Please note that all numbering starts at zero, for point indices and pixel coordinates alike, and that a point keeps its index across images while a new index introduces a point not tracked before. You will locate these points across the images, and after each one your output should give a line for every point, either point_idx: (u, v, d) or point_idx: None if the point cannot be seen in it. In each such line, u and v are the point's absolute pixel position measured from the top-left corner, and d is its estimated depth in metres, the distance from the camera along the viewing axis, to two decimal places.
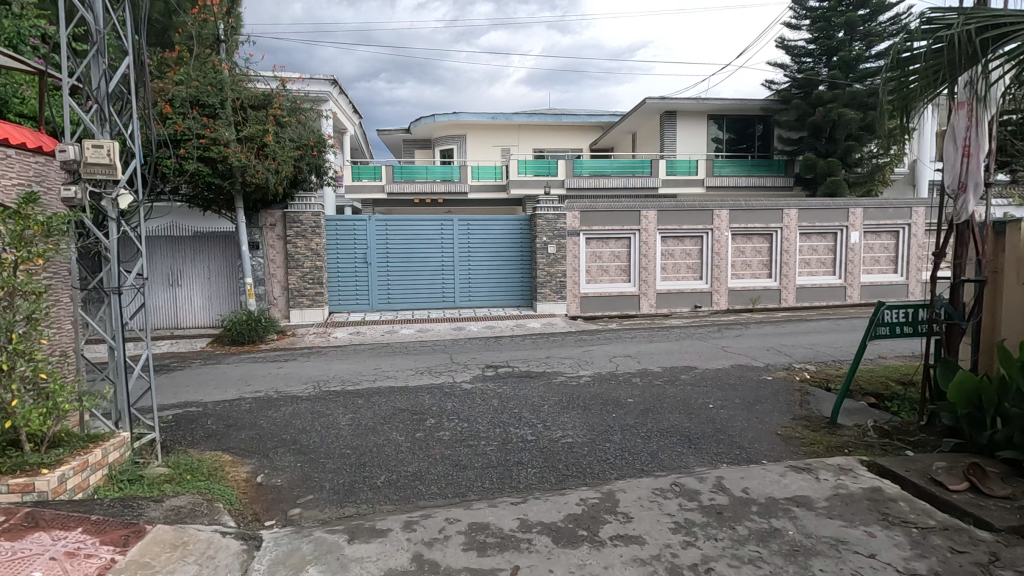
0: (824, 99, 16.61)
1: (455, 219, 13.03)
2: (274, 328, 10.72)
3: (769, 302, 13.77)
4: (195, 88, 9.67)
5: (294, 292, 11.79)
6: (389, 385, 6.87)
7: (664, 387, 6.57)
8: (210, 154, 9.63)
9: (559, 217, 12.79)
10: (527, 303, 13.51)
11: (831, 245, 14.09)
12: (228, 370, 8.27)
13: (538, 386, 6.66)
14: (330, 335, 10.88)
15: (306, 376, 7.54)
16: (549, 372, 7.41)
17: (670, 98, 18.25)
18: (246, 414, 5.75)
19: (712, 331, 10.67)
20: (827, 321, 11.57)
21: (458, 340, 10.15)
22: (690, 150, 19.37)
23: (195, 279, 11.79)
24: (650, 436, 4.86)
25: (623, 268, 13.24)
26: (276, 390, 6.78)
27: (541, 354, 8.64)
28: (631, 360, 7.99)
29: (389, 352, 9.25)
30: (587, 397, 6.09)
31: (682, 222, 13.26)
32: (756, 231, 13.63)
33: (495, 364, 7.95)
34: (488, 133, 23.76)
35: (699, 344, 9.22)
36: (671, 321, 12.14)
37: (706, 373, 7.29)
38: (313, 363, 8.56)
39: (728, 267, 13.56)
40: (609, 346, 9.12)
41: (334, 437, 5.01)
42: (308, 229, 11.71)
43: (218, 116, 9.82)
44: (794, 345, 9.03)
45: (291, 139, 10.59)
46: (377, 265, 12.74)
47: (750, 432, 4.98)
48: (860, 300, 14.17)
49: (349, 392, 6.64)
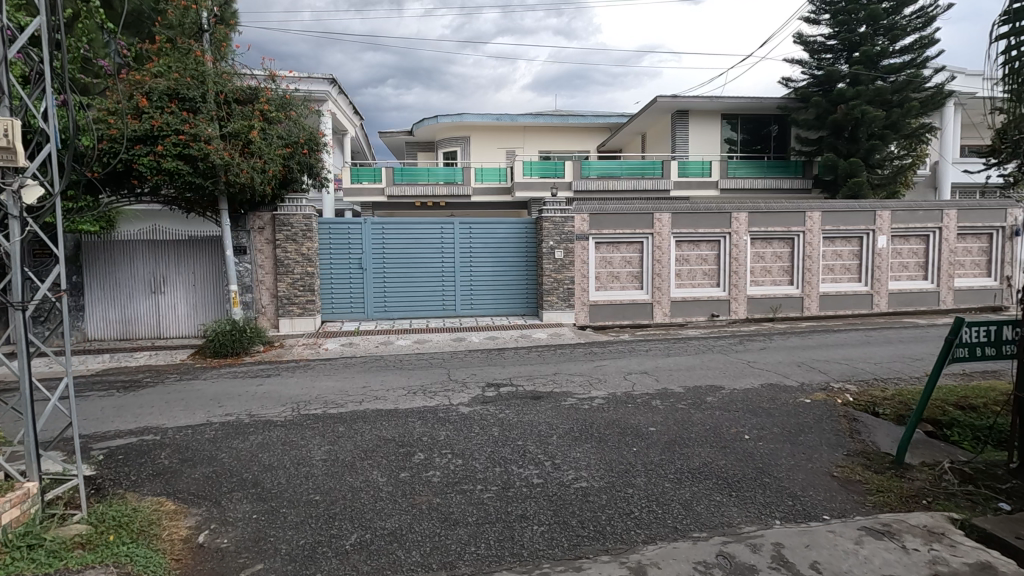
0: (846, 96, 15.74)
1: (455, 221, 12.26)
2: (260, 338, 9.99)
3: (791, 310, 12.90)
4: (174, 80, 8.93)
5: (283, 300, 11.02)
6: (377, 408, 6.08)
7: (688, 413, 5.75)
8: (189, 151, 8.87)
9: (566, 219, 12.00)
10: (532, 310, 12.72)
11: (856, 250, 13.25)
12: (203, 387, 7.51)
13: (545, 410, 5.84)
14: (320, 346, 10.12)
15: (286, 396, 6.75)
16: (558, 393, 6.60)
17: (681, 95, 17.44)
18: (207, 446, 4.96)
19: (734, 342, 9.84)
20: (856, 332, 10.72)
21: (458, 353, 9.38)
22: (704, 150, 18.53)
23: (179, 286, 11.08)
24: (681, 479, 4.05)
25: (634, 274, 12.44)
26: (249, 414, 6.01)
27: (548, 369, 7.82)
28: (648, 379, 7.16)
29: (382, 367, 8.46)
30: (602, 425, 5.28)
31: (698, 226, 12.44)
32: (776, 234, 12.81)
33: (498, 382, 7.15)
34: (491, 135, 23.02)
35: (722, 358, 8.38)
36: (687, 332, 11.31)
37: (735, 394, 6.45)
38: (297, 379, 7.77)
39: (747, 273, 12.72)
40: (622, 361, 8.31)
41: (303, 477, 4.22)
42: (299, 233, 10.98)
43: (199, 111, 9.09)
44: (827, 360, 8.19)
45: (279, 136, 9.89)
46: (373, 271, 11.98)
47: (800, 474, 4.16)
48: (888, 309, 13.28)
49: (329, 416, 5.84)
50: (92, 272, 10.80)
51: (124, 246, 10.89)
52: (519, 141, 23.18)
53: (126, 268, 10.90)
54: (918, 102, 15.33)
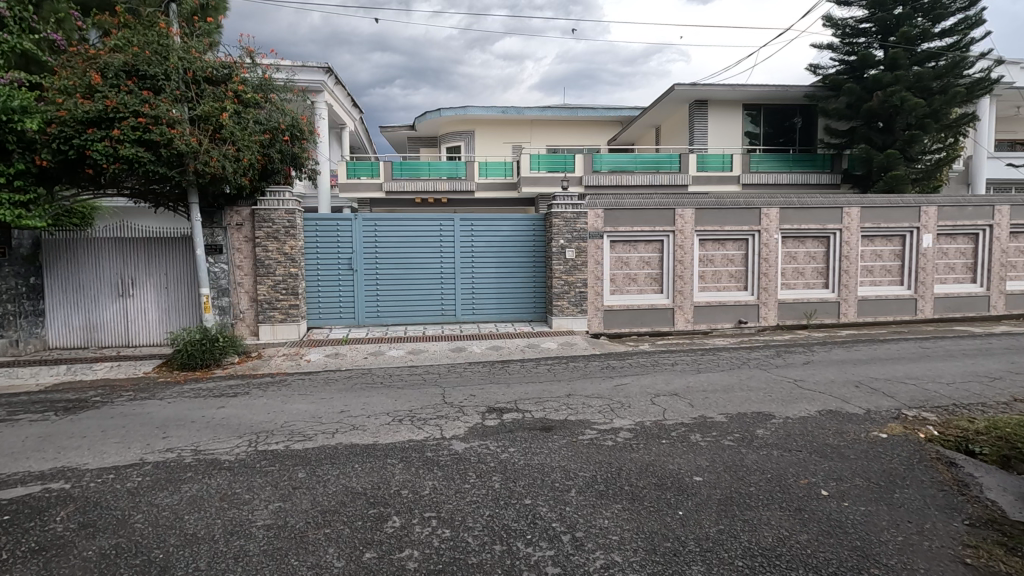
0: (883, 83, 14.46)
1: (455, 218, 11.15)
2: (234, 348, 8.90)
3: (826, 317, 11.67)
4: (133, 54, 7.80)
5: (264, 305, 9.92)
6: (352, 443, 4.96)
7: (738, 453, 4.59)
8: (150, 136, 7.75)
9: (579, 215, 10.85)
10: (540, 316, 11.56)
11: (898, 250, 12.02)
12: (157, 407, 6.40)
13: (559, 450, 4.70)
14: (302, 358, 8.99)
15: (247, 424, 5.61)
16: (573, 422, 5.44)
17: (701, 84, 16.18)
18: (122, 502, 3.83)
19: (771, 355, 8.64)
20: (907, 342, 9.47)
21: (456, 367, 8.23)
22: (724, 143, 17.29)
23: (150, 289, 10.03)
24: (756, 570, 2.88)
25: (653, 276, 11.27)
26: (195, 450, 4.89)
27: (560, 390, 6.65)
28: (681, 403, 6.00)
29: (369, 384, 7.31)
30: (632, 475, 4.12)
31: (724, 223, 11.25)
32: (810, 233, 11.60)
33: (501, 406, 5.99)
34: (497, 129, 21.92)
35: (763, 376, 7.19)
36: (714, 341, 10.11)
37: (790, 425, 5.28)
38: (267, 400, 6.64)
39: (778, 275, 11.51)
40: (646, 379, 7.14)
41: (230, 559, 3.08)
42: (281, 230, 9.89)
43: (162, 90, 7.98)
44: (886, 378, 7.00)
45: (256, 121, 8.80)
46: (364, 272, 10.87)
47: (919, 561, 2.98)
48: (933, 315, 12.04)
49: (290, 455, 4.70)
50: (53, 274, 9.77)
51: (89, 245, 9.86)
52: (526, 136, 22.06)
53: (90, 269, 9.85)
54: (963, 88, 14.13)
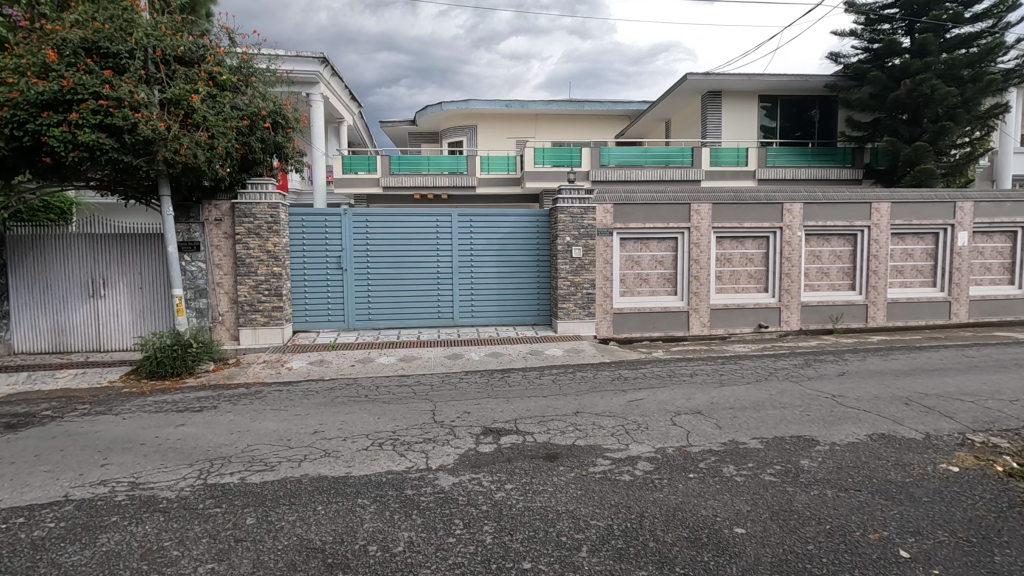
0: (912, 70, 13.60)
1: (453, 214, 10.37)
2: (209, 355, 8.13)
3: (853, 321, 10.83)
4: (93, 30, 7.02)
5: (244, 307, 9.15)
6: (321, 477, 4.18)
7: (785, 494, 3.77)
8: (112, 120, 6.97)
9: (586, 210, 10.03)
10: (544, 320, 10.76)
11: (930, 249, 11.16)
12: (108, 425, 5.62)
13: (566, 488, 3.89)
14: (283, 365, 8.21)
15: (203, 448, 4.83)
16: (583, 450, 4.63)
17: (715, 73, 15.28)
18: (18, 561, 3.04)
19: (799, 364, 7.79)
20: (948, 350, 8.61)
21: (451, 377, 7.41)
22: (739, 136, 16.43)
23: (122, 290, 9.29)
24: None
25: (667, 277, 10.45)
26: (133, 483, 4.11)
27: (566, 406, 5.84)
28: (706, 425, 5.19)
29: (351, 398, 6.50)
30: (657, 525, 3.32)
31: (743, 219, 10.42)
32: (836, 230, 10.74)
33: (498, 427, 5.18)
34: (500, 124, 21.11)
35: (796, 391, 6.34)
36: (734, 348, 9.29)
37: (839, 455, 4.46)
38: (234, 416, 5.84)
39: (801, 276, 10.67)
40: (664, 394, 6.32)
41: None
42: (264, 225, 9.12)
43: (126, 70, 7.20)
44: (938, 393, 6.15)
45: (234, 106, 8.02)
46: (355, 272, 10.09)
47: None
48: (969, 319, 11.16)
49: (243, 492, 3.92)
50: (18, 273, 9.06)
51: (58, 242, 9.13)
52: (530, 131, 21.24)
53: (58, 268, 9.13)
54: (998, 76, 13.23)
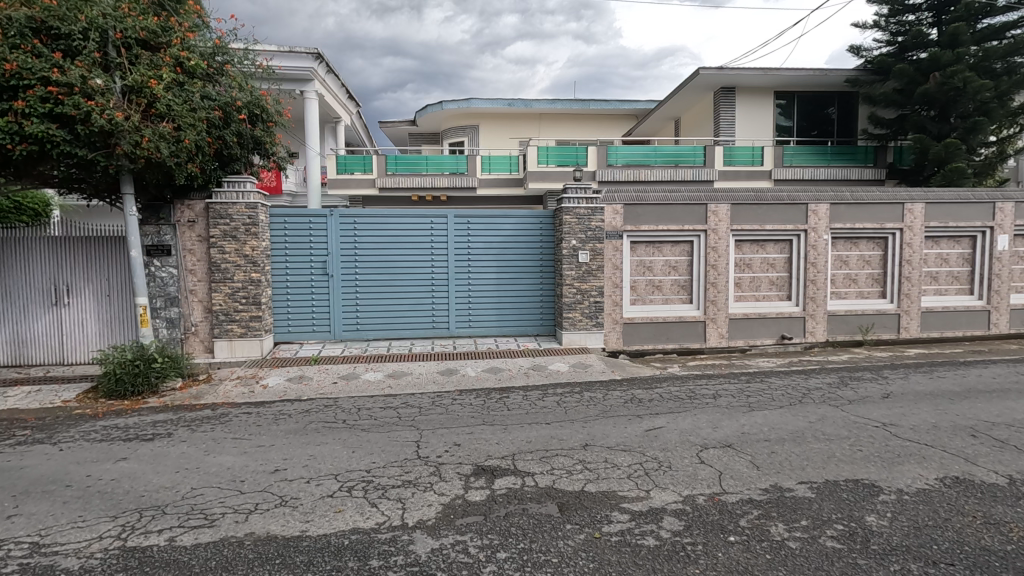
0: (942, 62, 12.78)
1: (448, 215, 9.57)
2: (176, 371, 7.33)
3: (884, 332, 9.96)
4: (40, 7, 6.24)
5: (219, 316, 8.37)
6: (268, 538, 3.34)
7: (857, 571, 2.91)
8: (61, 109, 6.20)
9: (594, 211, 9.21)
10: (547, 330, 9.93)
11: (967, 253, 10.27)
12: (39, 459, 4.81)
13: (574, 559, 3.04)
14: (258, 383, 7.39)
15: (137, 493, 4.00)
16: (594, 500, 3.77)
17: (729, 67, 14.44)
18: None
19: (834, 383, 6.91)
20: (999, 366, 7.70)
21: (443, 397, 6.58)
22: (753, 134, 15.59)
23: (84, 299, 8.52)
24: None
25: (681, 283, 9.62)
26: (34, 545, 3.30)
27: (573, 437, 5.00)
28: (740, 464, 4.35)
29: (326, 424, 5.66)
30: None
31: (765, 221, 9.57)
32: (865, 233, 9.88)
33: (492, 467, 4.34)
34: (503, 123, 20.36)
35: (839, 418, 5.49)
36: (757, 363, 8.43)
37: (911, 508, 3.61)
38: (187, 448, 5.01)
39: (827, 284, 9.81)
40: (685, 420, 5.47)
41: None
42: (241, 227, 8.35)
43: (79, 54, 6.42)
44: (1005, 422, 5.27)
45: (204, 95, 7.25)
46: (341, 277, 9.31)
47: None
48: (1009, 330, 10.28)
49: (164, 562, 3.09)
50: None
51: (16, 246, 8.37)
52: (533, 131, 20.45)
53: (17, 274, 8.39)
54: None
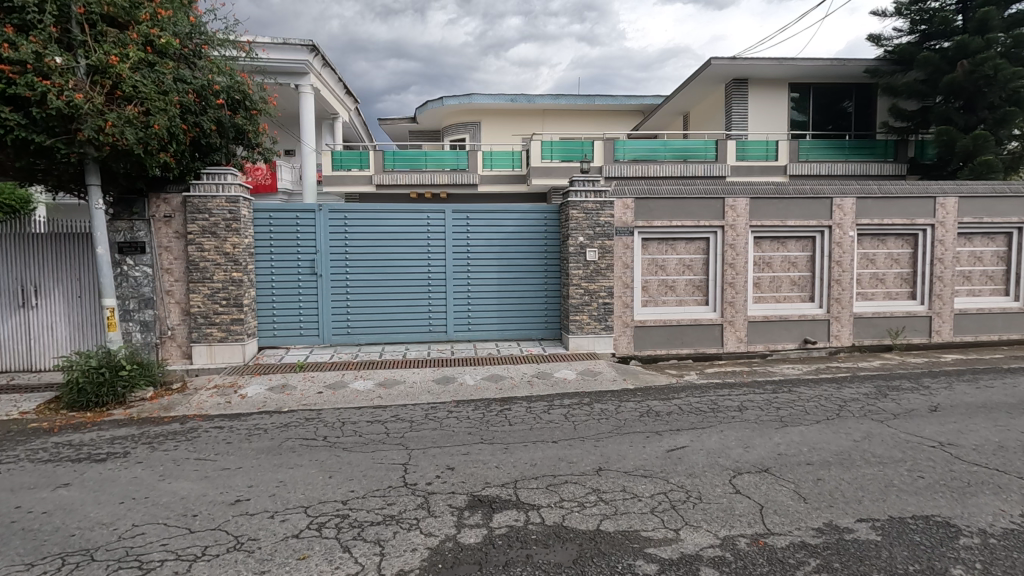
0: (970, 49, 12.14)
1: (446, 211, 8.91)
2: (146, 380, 6.69)
3: (914, 336, 9.27)
4: None
5: (197, 319, 7.74)
6: None
7: None
8: (14, 89, 5.58)
9: (602, 206, 8.55)
10: (553, 334, 9.28)
11: (1003, 252, 9.57)
12: None
13: None
14: (236, 393, 6.74)
15: (66, 532, 3.35)
16: (613, 544, 3.10)
17: (740, 57, 13.68)
18: None
19: (872, 394, 6.22)
20: None
21: (439, 410, 5.92)
22: (767, 128, 14.92)
23: (50, 300, 7.90)
24: None
25: (696, 283, 8.95)
26: None
27: (585, 460, 4.34)
28: (783, 494, 3.68)
29: (304, 442, 5.00)
30: None
31: (786, 216, 8.90)
32: (894, 229, 9.19)
33: (491, 498, 3.68)
34: (505, 120, 19.74)
35: (888, 436, 4.80)
36: (781, 369, 7.74)
37: (1004, 557, 2.93)
38: (141, 471, 4.36)
39: (854, 284, 9.12)
40: (712, 438, 4.80)
41: None
42: (221, 223, 7.72)
43: (35, 28, 5.78)
44: None
45: (178, 77, 6.63)
46: (331, 277, 8.67)
47: None
48: None
49: None
50: None
51: None
52: (536, 128, 19.83)
53: None
54: None
